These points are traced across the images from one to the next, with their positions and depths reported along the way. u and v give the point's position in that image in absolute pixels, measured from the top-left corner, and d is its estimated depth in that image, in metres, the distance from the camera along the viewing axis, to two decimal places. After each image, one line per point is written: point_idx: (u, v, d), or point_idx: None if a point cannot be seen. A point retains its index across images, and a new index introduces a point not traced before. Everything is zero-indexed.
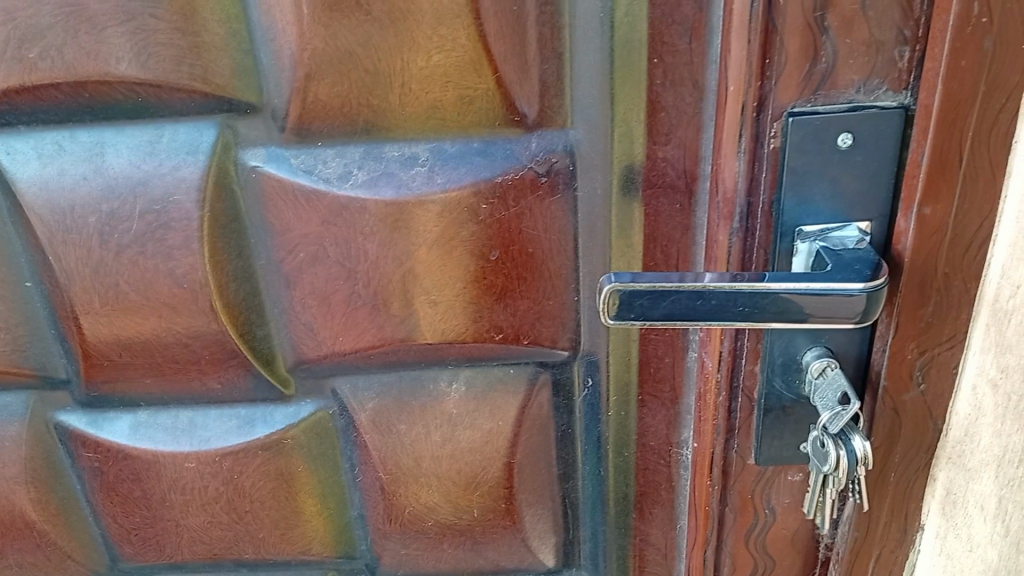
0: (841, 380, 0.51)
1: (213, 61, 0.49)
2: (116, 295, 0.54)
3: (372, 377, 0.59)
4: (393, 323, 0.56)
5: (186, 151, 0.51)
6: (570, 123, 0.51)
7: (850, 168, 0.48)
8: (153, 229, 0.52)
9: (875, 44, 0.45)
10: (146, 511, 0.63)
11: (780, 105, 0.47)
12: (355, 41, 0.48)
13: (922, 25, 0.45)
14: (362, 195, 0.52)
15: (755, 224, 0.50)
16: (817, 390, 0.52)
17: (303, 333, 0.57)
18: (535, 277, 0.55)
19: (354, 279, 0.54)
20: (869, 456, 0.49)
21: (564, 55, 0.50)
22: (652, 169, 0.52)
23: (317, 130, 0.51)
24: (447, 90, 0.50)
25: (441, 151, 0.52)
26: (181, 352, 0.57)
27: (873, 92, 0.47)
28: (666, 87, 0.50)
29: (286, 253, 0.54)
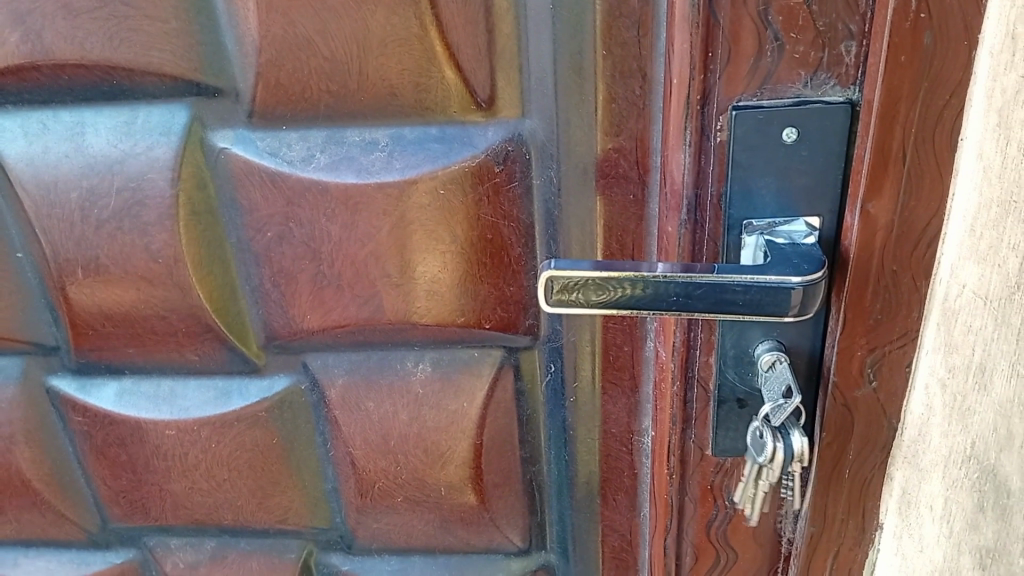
0: (784, 372, 0.51)
1: (184, 46, 0.51)
2: (97, 268, 0.57)
3: (340, 354, 0.62)
4: (357, 303, 0.58)
5: (160, 132, 0.54)
6: (525, 111, 0.53)
7: (796, 162, 0.48)
8: (130, 206, 0.55)
9: (821, 39, 0.45)
10: (132, 475, 0.67)
11: (724, 99, 0.47)
12: (312, 28, 0.49)
13: (868, 20, 0.45)
14: (323, 177, 0.54)
15: (705, 216, 0.51)
16: (766, 380, 0.52)
17: (275, 310, 0.59)
18: (493, 261, 0.56)
19: (318, 260, 0.56)
20: (804, 454, 0.50)
21: (520, 43, 0.51)
22: (605, 161, 0.53)
23: (280, 113, 0.53)
24: (402, 78, 0.51)
25: (399, 138, 0.53)
26: (160, 324, 0.60)
27: (820, 87, 0.47)
28: (617, 79, 0.50)
29: (255, 232, 0.56)
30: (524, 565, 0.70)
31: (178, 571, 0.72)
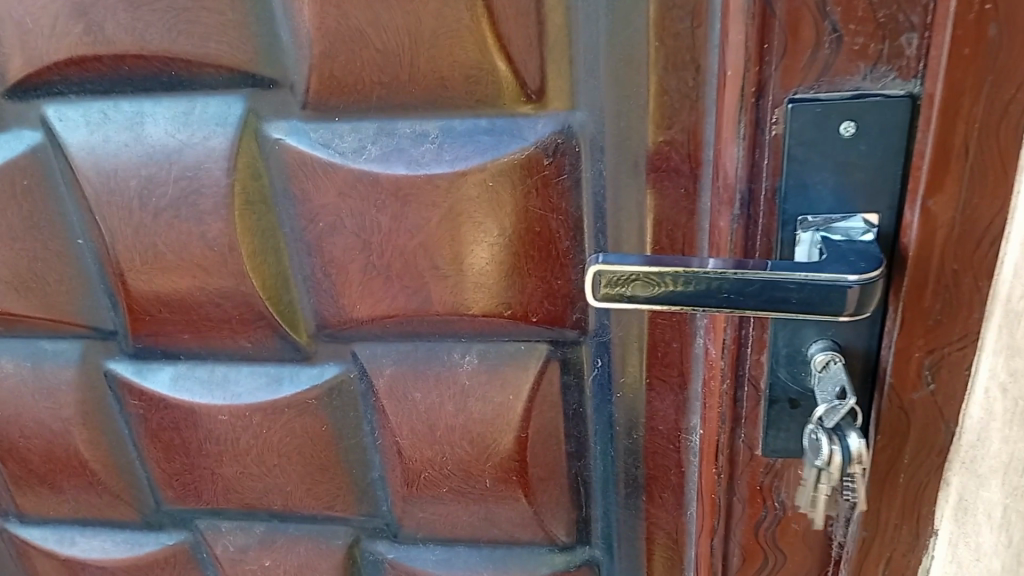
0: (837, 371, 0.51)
1: (240, 37, 0.52)
2: (154, 255, 0.59)
3: (387, 344, 0.62)
4: (405, 294, 0.58)
5: (216, 122, 0.55)
6: (574, 104, 0.52)
7: (854, 158, 0.47)
8: (186, 194, 0.56)
9: (882, 31, 0.44)
10: (185, 458, 0.68)
11: (780, 92, 0.46)
12: (364, 20, 0.49)
13: (931, 12, 0.43)
14: (374, 169, 0.54)
15: (758, 212, 0.50)
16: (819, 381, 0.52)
17: (326, 299, 0.60)
18: (540, 254, 0.56)
19: (368, 251, 0.57)
20: (863, 455, 0.49)
21: (569, 36, 0.50)
22: (657, 154, 0.52)
23: (333, 105, 0.53)
24: (453, 70, 0.51)
25: (449, 129, 0.53)
26: (215, 311, 0.61)
27: (880, 79, 0.45)
28: (670, 71, 0.49)
29: (307, 222, 0.57)
30: (568, 560, 0.70)
31: (228, 554, 0.74)
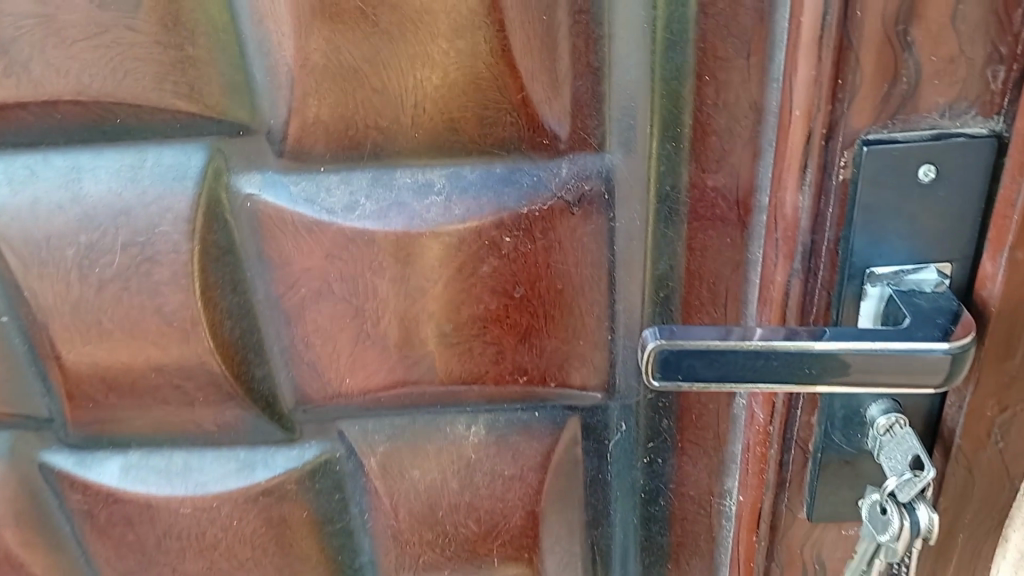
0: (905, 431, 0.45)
1: (201, 77, 0.43)
2: (100, 333, 0.49)
3: (379, 417, 0.54)
4: (405, 364, 0.50)
5: (172, 177, 0.45)
6: (606, 145, 0.45)
7: (931, 205, 0.42)
8: (138, 263, 0.47)
9: (964, 65, 0.39)
10: (139, 557, 0.58)
11: (853, 128, 0.40)
12: (362, 57, 0.41)
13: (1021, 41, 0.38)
14: (370, 227, 0.46)
15: (820, 264, 0.44)
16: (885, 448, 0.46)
17: (308, 373, 0.51)
18: (562, 315, 0.49)
19: (361, 317, 0.49)
20: (933, 531, 0.44)
21: (600, 70, 0.43)
22: (698, 200, 0.45)
23: (317, 153, 0.45)
24: (466, 111, 0.43)
25: (458, 179, 0.45)
26: (174, 393, 0.52)
27: (959, 116, 0.40)
28: (719, 109, 0.43)
29: (286, 288, 0.49)
30: None
31: None
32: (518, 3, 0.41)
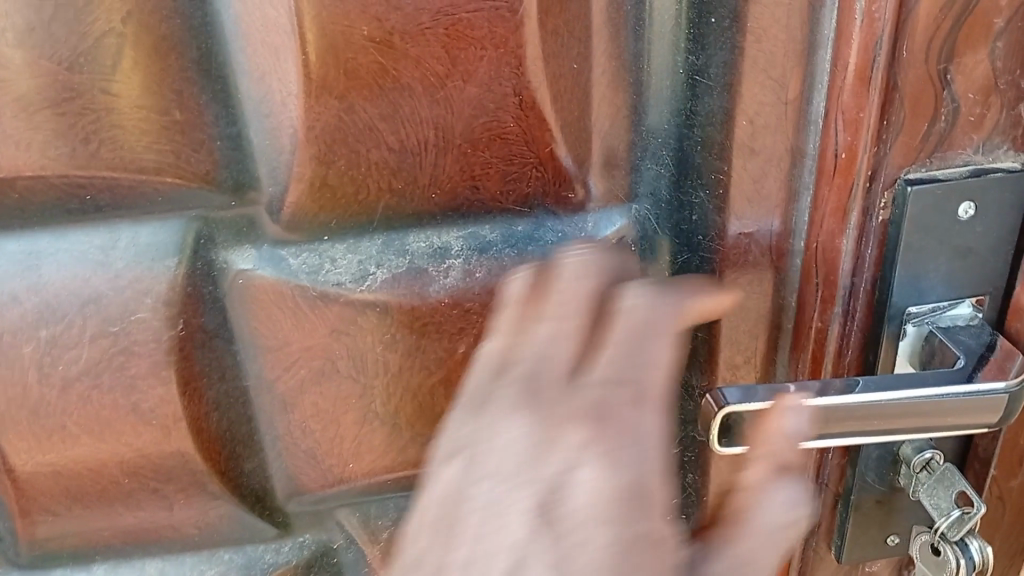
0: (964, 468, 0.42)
1: (189, 144, 0.37)
2: (64, 439, 0.43)
3: (382, 502, 0.49)
4: (416, 443, 0.46)
5: (151, 258, 0.40)
6: (633, 195, 0.43)
7: (970, 242, 0.40)
8: (111, 356, 0.41)
9: (1001, 99, 0.37)
10: None
11: (893, 170, 0.38)
12: (377, 114, 0.37)
13: None
14: (383, 298, 0.42)
15: (857, 307, 0.41)
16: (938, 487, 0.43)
17: (304, 462, 0.46)
18: None
19: (369, 397, 0.44)
20: (989, 563, 0.42)
21: (633, 118, 0.41)
22: (732, 247, 0.43)
23: (321, 221, 0.40)
24: (488, 167, 0.39)
25: (476, 239, 0.41)
26: (149, 498, 0.46)
27: (991, 152, 0.39)
28: (755, 154, 0.40)
29: (282, 370, 0.43)
30: None
31: None
32: (544, 53, 0.38)
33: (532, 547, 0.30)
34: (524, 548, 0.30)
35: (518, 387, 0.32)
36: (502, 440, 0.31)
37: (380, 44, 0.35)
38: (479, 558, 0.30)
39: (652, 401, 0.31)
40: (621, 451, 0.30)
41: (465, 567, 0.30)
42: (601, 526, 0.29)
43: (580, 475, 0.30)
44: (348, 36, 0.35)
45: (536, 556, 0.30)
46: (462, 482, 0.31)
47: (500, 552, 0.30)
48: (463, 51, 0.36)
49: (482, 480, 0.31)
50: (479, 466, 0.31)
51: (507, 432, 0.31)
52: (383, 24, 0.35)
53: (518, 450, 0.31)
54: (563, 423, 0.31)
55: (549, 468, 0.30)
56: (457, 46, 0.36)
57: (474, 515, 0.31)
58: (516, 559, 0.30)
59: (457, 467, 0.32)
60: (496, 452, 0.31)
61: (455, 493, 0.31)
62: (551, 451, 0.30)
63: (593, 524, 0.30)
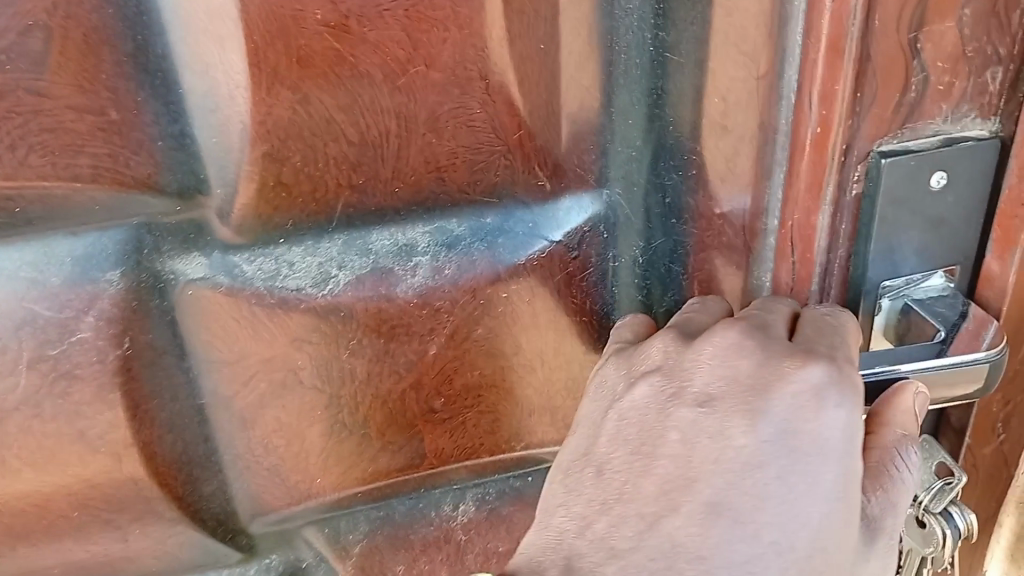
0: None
1: (128, 146, 0.34)
2: (4, 475, 0.39)
3: (352, 514, 0.46)
4: (387, 452, 0.44)
5: (86, 273, 0.36)
6: (605, 179, 0.41)
7: (940, 212, 0.40)
8: (53, 382, 0.37)
9: (968, 67, 0.37)
10: None
11: (866, 143, 0.37)
12: (335, 105, 0.34)
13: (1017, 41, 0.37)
14: (347, 302, 0.39)
15: (832, 284, 0.41)
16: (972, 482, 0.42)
17: (268, 480, 0.43)
18: (559, 370, 0.44)
19: (335, 407, 0.42)
20: (972, 530, 0.42)
21: (604, 100, 0.39)
22: (706, 230, 0.41)
23: (277, 223, 0.37)
24: (454, 157, 0.37)
25: (444, 234, 0.39)
26: (101, 530, 0.42)
27: (959, 120, 0.38)
28: (722, 134, 0.39)
29: (240, 386, 0.40)
30: None
31: None
32: (510, 34, 0.36)
33: (767, 472, 0.34)
34: (735, 475, 0.34)
35: (738, 328, 0.37)
36: (706, 372, 0.37)
37: (336, 29, 0.33)
38: (680, 476, 0.35)
39: (852, 360, 0.36)
40: (831, 396, 0.34)
41: (665, 485, 0.36)
42: (800, 458, 0.34)
43: (829, 409, 0.34)
44: (300, 22, 0.32)
45: (753, 482, 0.34)
46: (662, 403, 0.37)
47: (707, 474, 0.35)
48: (425, 33, 0.34)
49: (685, 404, 0.37)
50: (687, 395, 0.37)
51: (710, 365, 0.37)
52: (338, 7, 0.33)
53: (744, 378, 0.36)
54: (803, 365, 0.35)
55: (781, 402, 0.35)
56: (419, 28, 0.34)
57: (675, 435, 0.36)
58: (730, 485, 0.34)
59: (656, 388, 0.38)
60: (715, 376, 0.37)
61: (650, 411, 0.38)
62: (773, 385, 0.35)
63: (796, 455, 0.34)
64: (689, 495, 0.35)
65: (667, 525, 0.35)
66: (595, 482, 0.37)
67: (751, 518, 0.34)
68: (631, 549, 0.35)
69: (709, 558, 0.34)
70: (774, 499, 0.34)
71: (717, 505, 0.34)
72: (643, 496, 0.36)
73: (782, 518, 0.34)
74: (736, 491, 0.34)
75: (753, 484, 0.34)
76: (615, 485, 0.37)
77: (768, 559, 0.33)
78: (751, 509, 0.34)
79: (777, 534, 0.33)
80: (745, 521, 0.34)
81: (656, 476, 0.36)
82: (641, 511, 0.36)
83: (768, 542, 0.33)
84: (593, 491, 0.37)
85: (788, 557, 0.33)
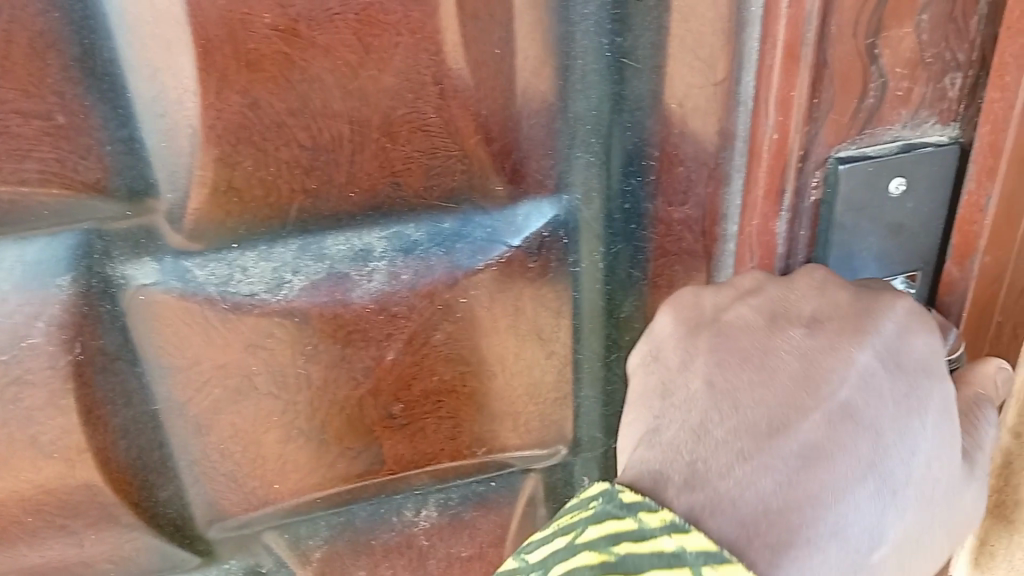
0: (990, 372, 0.38)
1: (77, 151, 0.33)
2: None
3: (312, 520, 0.46)
4: (345, 458, 0.43)
5: (38, 278, 0.35)
6: (565, 184, 0.40)
7: (900, 217, 0.40)
8: (4, 387, 0.37)
9: (927, 72, 0.37)
10: None
11: (824, 150, 0.38)
12: (287, 109, 0.34)
13: (977, 47, 0.37)
14: (303, 307, 0.39)
15: None
16: (975, 413, 0.37)
17: (225, 485, 0.43)
18: (521, 375, 0.44)
19: (293, 412, 0.41)
20: None
21: (558, 105, 0.38)
22: (666, 235, 0.42)
23: (230, 227, 0.36)
24: (409, 161, 0.37)
25: (401, 240, 0.39)
26: (56, 537, 0.42)
27: (920, 126, 0.38)
28: (686, 136, 0.39)
29: (194, 391, 0.40)
30: None
31: None
32: (464, 37, 0.35)
33: (880, 387, 0.35)
34: (854, 389, 0.35)
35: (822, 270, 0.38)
36: (812, 298, 0.37)
37: (285, 33, 0.33)
38: (798, 388, 0.36)
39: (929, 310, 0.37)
40: (922, 330, 0.36)
41: (784, 396, 0.35)
42: (916, 379, 0.35)
43: (920, 339, 0.36)
44: (247, 25, 0.32)
45: (870, 394, 0.35)
46: (769, 324, 0.37)
47: (832, 382, 0.35)
48: (376, 37, 0.34)
49: (793, 325, 0.37)
50: (796, 318, 0.37)
51: (807, 296, 0.37)
52: (286, 11, 0.32)
53: (844, 307, 0.37)
54: (893, 298, 0.36)
55: (889, 330, 0.36)
56: (370, 32, 0.34)
57: (790, 354, 0.36)
58: (855, 395, 0.35)
59: (762, 306, 0.38)
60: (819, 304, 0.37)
61: (749, 329, 0.37)
62: (877, 314, 0.36)
63: (909, 376, 0.35)
64: (817, 398, 0.35)
65: (794, 433, 0.35)
66: (705, 395, 0.36)
67: (903, 428, 0.34)
68: (757, 454, 0.34)
69: (836, 465, 0.34)
70: (892, 409, 0.35)
71: (845, 413, 0.35)
72: (754, 407, 0.35)
73: (930, 429, 0.34)
74: (876, 403, 0.35)
75: (910, 396, 0.35)
76: (727, 390, 0.36)
77: (894, 468, 0.34)
78: (872, 422, 0.34)
79: (923, 446, 0.34)
80: (868, 431, 0.34)
81: (772, 387, 0.36)
82: (764, 421, 0.35)
83: (896, 452, 0.34)
84: (708, 401, 0.36)
85: (915, 468, 0.34)
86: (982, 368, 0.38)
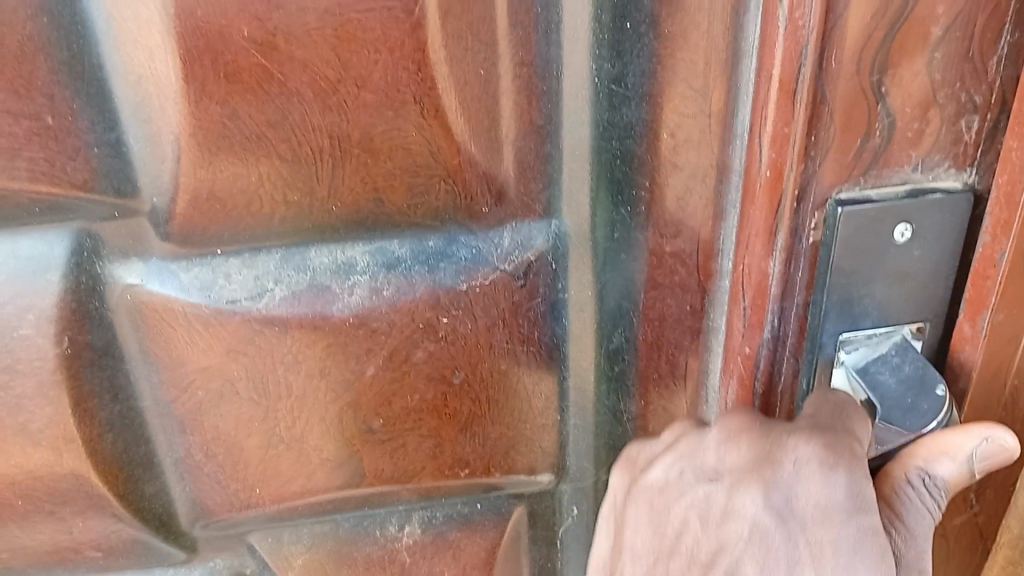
0: (965, 451, 0.31)
1: (65, 151, 0.35)
2: None
3: (297, 527, 0.46)
4: (326, 468, 0.44)
5: (31, 271, 0.37)
6: (555, 211, 0.40)
7: (906, 272, 0.33)
8: None
9: (939, 114, 0.31)
10: None
11: (823, 189, 0.32)
12: (267, 121, 0.35)
13: (996, 87, 0.30)
14: (283, 316, 0.39)
15: (789, 332, 0.34)
16: (900, 498, 0.32)
17: (208, 486, 0.43)
18: (506, 398, 0.44)
19: (272, 420, 0.42)
20: None
21: (547, 129, 0.38)
22: (657, 267, 0.39)
23: (214, 234, 0.37)
24: (391, 177, 0.37)
25: (384, 255, 0.39)
26: (46, 521, 0.43)
27: (931, 169, 0.32)
28: (674, 168, 0.36)
29: (178, 392, 0.41)
30: None
31: None
32: (449, 57, 0.35)
33: (773, 545, 0.32)
34: (749, 549, 0.33)
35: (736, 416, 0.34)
36: (714, 448, 0.35)
37: (263, 46, 0.33)
38: (706, 549, 0.35)
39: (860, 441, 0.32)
40: (832, 468, 0.31)
41: (692, 554, 0.35)
42: (817, 527, 0.31)
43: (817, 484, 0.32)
44: (226, 37, 0.33)
45: (768, 550, 0.32)
46: (680, 482, 0.36)
47: (732, 548, 0.33)
48: (355, 54, 0.34)
49: (701, 484, 0.35)
50: (709, 473, 0.35)
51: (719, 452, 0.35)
52: (264, 24, 0.33)
53: (744, 461, 0.34)
54: (791, 444, 0.32)
55: (784, 479, 0.32)
56: (348, 49, 0.34)
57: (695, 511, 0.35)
58: (752, 554, 0.33)
59: (675, 466, 0.37)
60: (722, 454, 0.35)
61: (669, 491, 0.37)
62: (771, 463, 0.33)
63: (813, 523, 0.32)
64: (718, 562, 0.34)
65: None
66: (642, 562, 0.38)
67: None
68: None
69: None
70: (792, 560, 0.32)
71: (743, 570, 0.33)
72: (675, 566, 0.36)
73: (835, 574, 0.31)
74: (769, 564, 0.32)
75: (802, 550, 0.31)
76: (657, 554, 0.37)
77: None
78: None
79: None
80: None
81: (684, 548, 0.36)
82: None
83: None
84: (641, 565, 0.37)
85: None
86: (958, 446, 0.31)
